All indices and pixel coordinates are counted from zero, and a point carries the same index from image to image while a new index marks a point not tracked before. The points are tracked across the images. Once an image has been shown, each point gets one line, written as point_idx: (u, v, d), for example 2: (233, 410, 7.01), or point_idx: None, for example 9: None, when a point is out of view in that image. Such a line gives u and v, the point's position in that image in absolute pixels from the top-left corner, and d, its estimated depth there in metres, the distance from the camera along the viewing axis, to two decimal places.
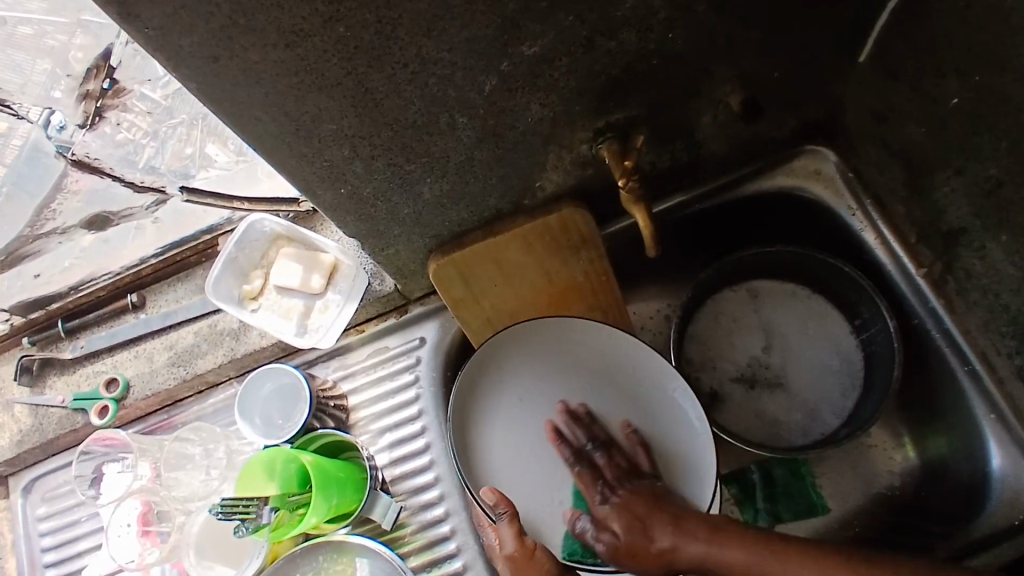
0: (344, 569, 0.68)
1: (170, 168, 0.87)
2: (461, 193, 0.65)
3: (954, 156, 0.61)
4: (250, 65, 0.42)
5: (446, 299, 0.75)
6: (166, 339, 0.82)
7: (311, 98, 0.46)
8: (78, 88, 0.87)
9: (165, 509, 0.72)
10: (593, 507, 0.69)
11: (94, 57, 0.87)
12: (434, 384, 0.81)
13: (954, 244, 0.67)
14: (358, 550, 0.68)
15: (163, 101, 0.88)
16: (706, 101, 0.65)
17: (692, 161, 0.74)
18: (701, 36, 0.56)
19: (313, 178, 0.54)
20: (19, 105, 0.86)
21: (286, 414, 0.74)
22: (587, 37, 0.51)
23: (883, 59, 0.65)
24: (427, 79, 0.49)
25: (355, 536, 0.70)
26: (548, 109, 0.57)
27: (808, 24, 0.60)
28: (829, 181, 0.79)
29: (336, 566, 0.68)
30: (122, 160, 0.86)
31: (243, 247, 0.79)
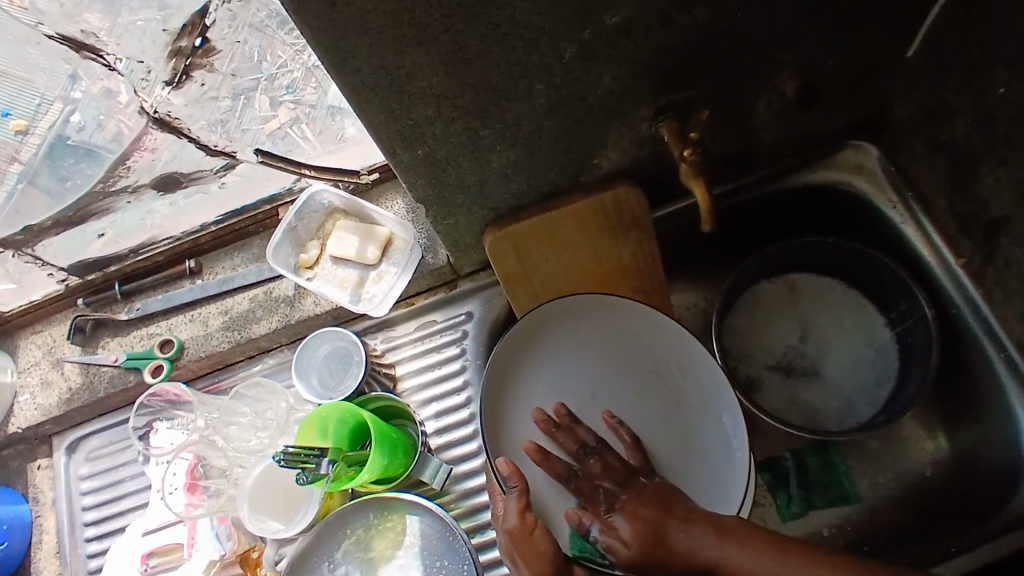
0: (394, 526, 0.71)
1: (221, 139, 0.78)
2: (526, 164, 0.67)
3: (1001, 145, 0.64)
4: (361, 14, 0.45)
5: (499, 272, 0.77)
6: (221, 304, 0.84)
7: (409, 54, 0.49)
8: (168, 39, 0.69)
9: (221, 464, 0.74)
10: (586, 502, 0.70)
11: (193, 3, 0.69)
12: (480, 358, 0.83)
13: (996, 233, 0.69)
14: (408, 508, 0.71)
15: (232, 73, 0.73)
16: (763, 85, 0.68)
17: (743, 149, 0.77)
18: (767, 19, 0.59)
19: (395, 138, 0.57)
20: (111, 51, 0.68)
21: (342, 376, 0.76)
22: (665, 10, 0.54)
23: (933, 52, 0.68)
24: (515, 43, 0.52)
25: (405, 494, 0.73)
26: (619, 82, 0.60)
27: (866, 13, 0.63)
28: (871, 175, 0.81)
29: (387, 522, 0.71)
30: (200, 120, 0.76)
31: (302, 217, 0.81)
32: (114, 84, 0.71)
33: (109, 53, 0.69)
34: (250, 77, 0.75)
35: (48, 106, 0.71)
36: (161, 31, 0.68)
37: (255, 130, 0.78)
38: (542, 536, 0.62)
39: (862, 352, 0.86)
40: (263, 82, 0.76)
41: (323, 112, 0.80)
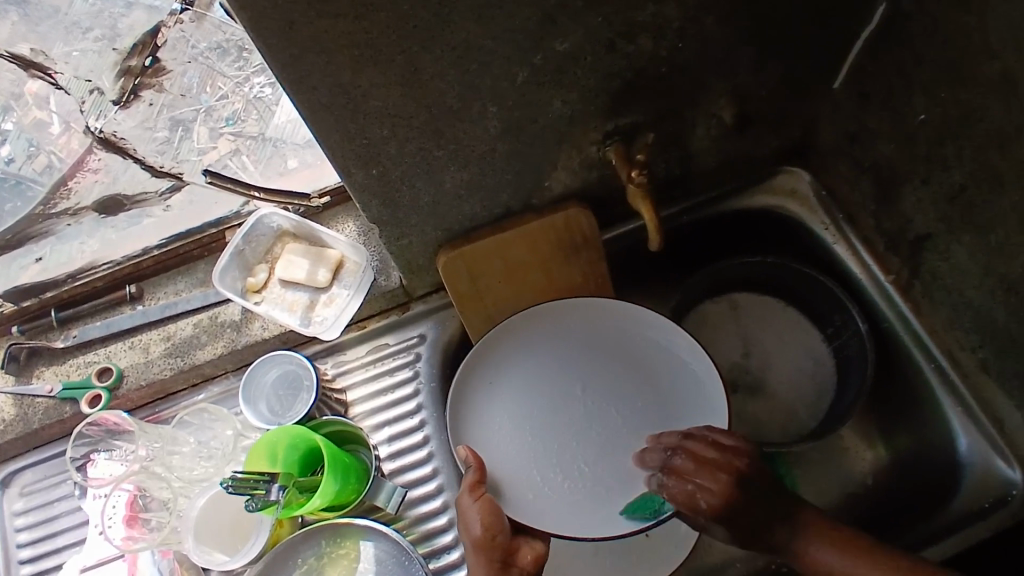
0: (348, 552, 0.70)
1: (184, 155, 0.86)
2: (479, 185, 0.69)
3: (922, 167, 0.69)
4: (320, 34, 0.46)
5: (452, 294, 0.77)
6: (163, 331, 0.81)
7: (368, 72, 0.50)
8: (118, 63, 0.88)
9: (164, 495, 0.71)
10: (590, 464, 0.71)
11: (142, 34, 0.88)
12: (434, 380, 0.83)
13: (921, 248, 0.74)
14: (362, 533, 0.70)
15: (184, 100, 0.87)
16: (702, 112, 0.71)
17: (685, 172, 0.81)
18: (707, 48, 0.63)
19: (351, 157, 0.58)
20: (63, 74, 0.87)
21: (291, 401, 0.74)
22: (611, 38, 0.57)
23: (856, 84, 0.73)
24: (470, 65, 0.53)
25: (359, 519, 0.71)
26: (568, 106, 0.63)
27: (795, 46, 0.68)
28: (804, 199, 0.87)
29: (340, 549, 0.70)
30: (151, 142, 0.86)
31: (249, 241, 0.80)
32: (45, 116, 0.86)
33: (61, 72, 0.87)
34: (190, 108, 0.87)
35: None
36: (113, 51, 0.87)
37: (191, 160, 0.86)
38: (482, 505, 0.62)
39: (803, 367, 0.90)
40: (201, 113, 0.87)
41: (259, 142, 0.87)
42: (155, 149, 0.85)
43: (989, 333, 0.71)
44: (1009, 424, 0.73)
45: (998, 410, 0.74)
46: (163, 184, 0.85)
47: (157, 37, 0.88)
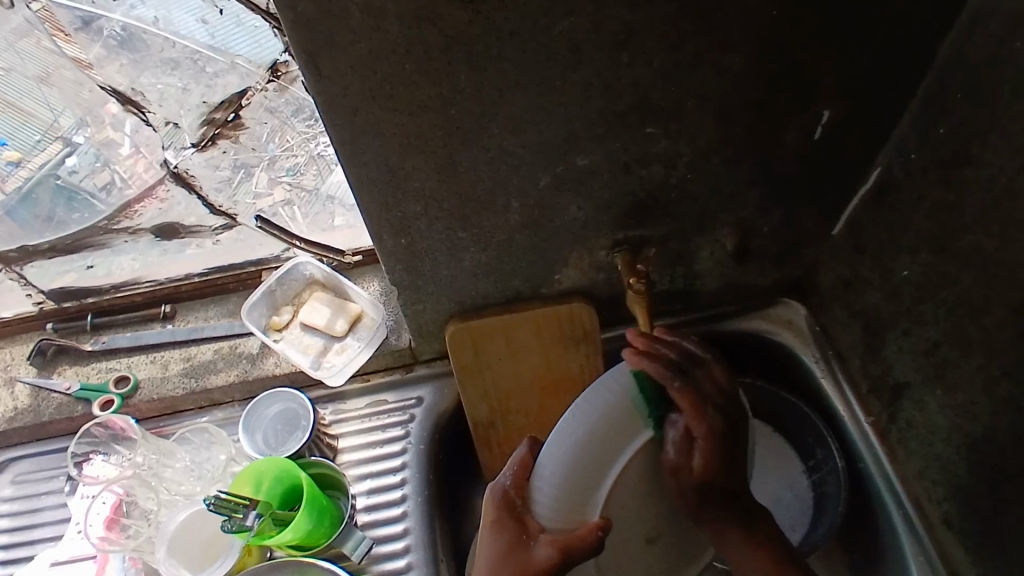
0: None
1: (253, 203, 0.84)
2: (494, 269, 0.75)
3: (903, 319, 0.74)
4: (378, 121, 0.55)
5: (454, 362, 0.83)
6: (185, 352, 0.88)
7: (411, 157, 0.58)
8: (202, 110, 0.75)
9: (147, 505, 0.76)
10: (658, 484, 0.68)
11: (231, 92, 0.74)
12: (423, 443, 0.87)
13: (898, 395, 0.78)
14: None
15: (250, 142, 0.79)
16: (707, 237, 0.78)
17: (687, 288, 0.87)
18: (714, 183, 0.71)
19: (385, 225, 0.65)
20: (150, 113, 0.74)
21: (285, 438, 0.79)
22: (627, 162, 0.65)
23: (851, 235, 0.80)
24: (500, 164, 0.61)
25: (323, 562, 0.74)
26: (584, 212, 0.70)
27: (797, 192, 0.75)
28: (799, 331, 0.92)
29: None
30: (223, 188, 0.82)
31: (282, 283, 0.88)
32: (117, 137, 0.77)
33: (151, 111, 0.75)
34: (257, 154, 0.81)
35: (47, 145, 0.77)
36: (201, 103, 0.74)
37: (246, 203, 0.84)
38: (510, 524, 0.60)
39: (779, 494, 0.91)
40: (265, 160, 0.81)
41: (316, 198, 0.86)
42: (223, 195, 0.83)
43: (954, 488, 0.73)
44: None
45: (958, 568, 0.74)
46: (218, 223, 0.86)
47: (244, 96, 0.75)
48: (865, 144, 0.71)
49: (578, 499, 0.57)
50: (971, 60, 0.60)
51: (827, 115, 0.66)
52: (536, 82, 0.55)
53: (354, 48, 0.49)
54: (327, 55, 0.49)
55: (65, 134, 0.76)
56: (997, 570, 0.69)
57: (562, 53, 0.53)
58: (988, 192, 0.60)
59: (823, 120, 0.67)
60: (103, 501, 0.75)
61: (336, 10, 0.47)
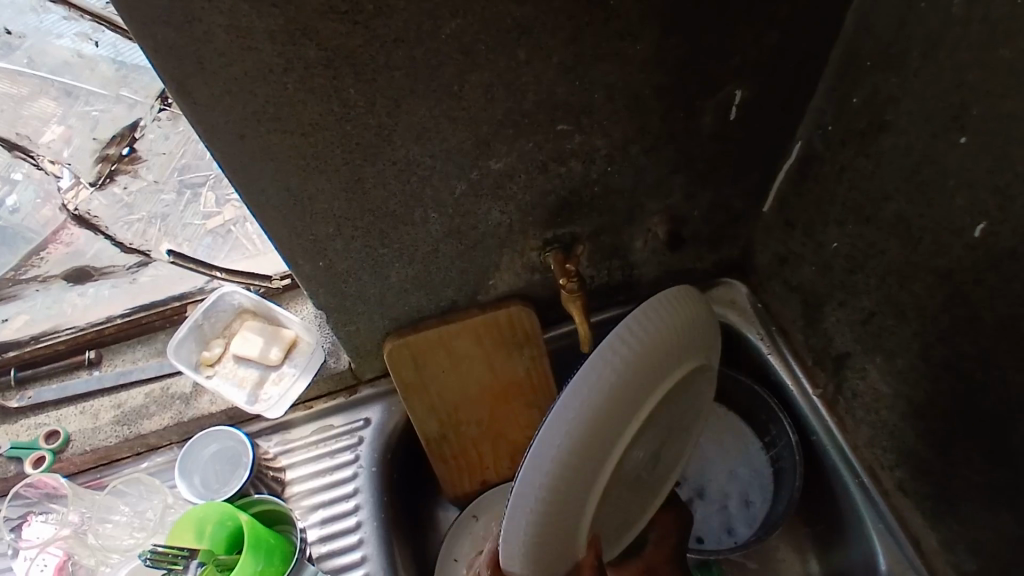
0: None
1: (194, 231, 0.88)
2: (424, 281, 0.73)
3: (838, 290, 0.74)
4: (270, 145, 0.52)
5: (397, 380, 0.81)
6: (116, 398, 0.84)
7: (312, 178, 0.56)
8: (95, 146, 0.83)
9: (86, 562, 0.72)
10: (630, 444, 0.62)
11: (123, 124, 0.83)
12: (374, 465, 0.84)
13: (842, 367, 0.78)
14: None
15: (179, 166, 0.87)
16: (638, 227, 0.77)
17: (626, 279, 0.86)
18: (635, 173, 0.69)
19: (299, 250, 0.63)
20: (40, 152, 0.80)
21: (225, 478, 0.75)
22: (543, 161, 0.63)
23: (781, 210, 0.79)
24: (410, 176, 0.59)
25: None
26: (507, 216, 0.68)
27: (722, 173, 0.74)
28: (742, 310, 0.92)
29: None
30: (162, 217, 0.87)
31: (209, 317, 0.84)
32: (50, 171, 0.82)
33: (40, 154, 0.80)
34: (199, 176, 0.88)
35: None
36: (92, 137, 0.82)
37: (195, 224, 0.88)
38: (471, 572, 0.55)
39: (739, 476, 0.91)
40: (211, 181, 0.89)
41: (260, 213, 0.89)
42: (151, 226, 0.86)
43: (904, 454, 0.72)
44: (926, 547, 0.73)
45: (917, 533, 0.74)
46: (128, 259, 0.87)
47: (135, 128, 0.84)
48: (782, 120, 0.71)
49: (546, 545, 0.51)
50: (874, 27, 0.59)
51: (740, 95, 0.65)
52: (432, 90, 0.52)
53: (227, 72, 0.46)
54: (199, 82, 0.46)
55: (4, 172, 0.82)
56: (954, 532, 0.69)
57: (454, 57, 0.51)
58: (905, 159, 0.59)
59: (736, 100, 0.66)
60: (43, 565, 0.71)
61: (200, 34, 0.44)
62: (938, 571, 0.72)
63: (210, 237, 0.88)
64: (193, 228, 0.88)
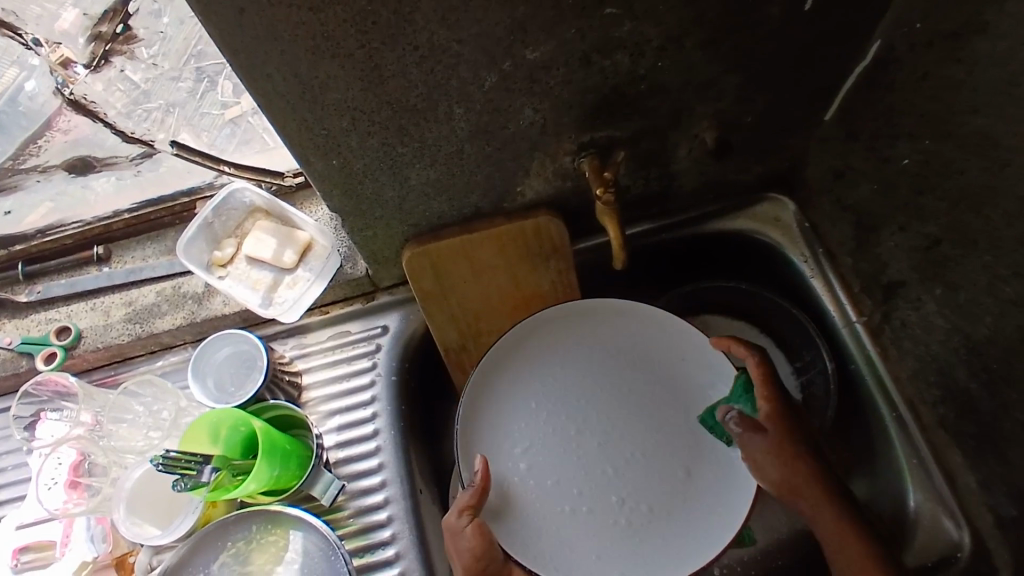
0: (277, 540, 0.70)
1: (208, 128, 0.81)
2: (447, 186, 0.68)
3: (900, 214, 0.68)
4: (274, 22, 0.45)
5: (416, 290, 0.77)
6: (126, 295, 0.81)
7: (323, 62, 0.49)
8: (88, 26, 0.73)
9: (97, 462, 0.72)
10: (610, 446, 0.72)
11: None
12: (392, 374, 0.82)
13: (892, 295, 0.72)
14: (293, 523, 0.70)
15: (189, 45, 0.78)
16: (683, 132, 0.70)
17: (663, 189, 0.80)
18: (688, 70, 0.61)
19: (309, 147, 0.57)
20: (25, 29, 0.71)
21: (239, 383, 0.74)
22: (585, 51, 0.55)
23: (844, 119, 0.72)
24: (433, 65, 0.52)
25: (292, 508, 0.71)
26: (540, 115, 0.61)
27: (783, 75, 0.66)
28: (786, 228, 0.85)
29: (269, 536, 0.69)
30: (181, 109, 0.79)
31: (220, 214, 0.80)
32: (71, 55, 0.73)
33: (26, 32, 0.71)
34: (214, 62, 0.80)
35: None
36: (82, 13, 0.72)
37: (212, 114, 0.81)
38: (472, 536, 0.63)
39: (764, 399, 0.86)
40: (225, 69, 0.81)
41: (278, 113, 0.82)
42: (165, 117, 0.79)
43: (949, 389, 0.68)
44: (961, 488, 0.70)
45: (953, 472, 0.71)
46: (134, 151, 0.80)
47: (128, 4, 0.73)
48: (862, 14, 0.61)
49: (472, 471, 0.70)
50: None
51: None
52: None
53: None
54: None
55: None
56: (995, 476, 0.66)
57: None
58: (1006, 64, 0.51)
59: None
60: (57, 462, 0.71)
61: None
62: (971, 511, 0.70)
63: (220, 135, 0.81)
64: (210, 124, 0.81)
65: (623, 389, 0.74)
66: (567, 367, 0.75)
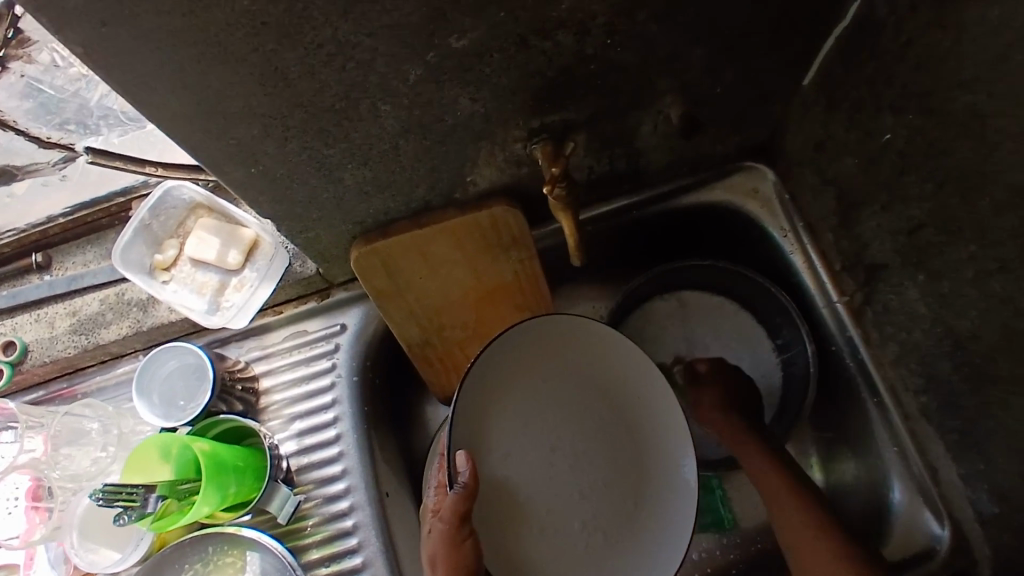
0: (233, 561, 0.69)
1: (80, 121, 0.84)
2: (388, 182, 0.62)
3: (883, 193, 0.62)
4: (146, 33, 0.39)
5: (370, 289, 0.73)
6: (70, 305, 0.76)
7: (216, 70, 0.43)
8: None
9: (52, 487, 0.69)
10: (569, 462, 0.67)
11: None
12: (353, 374, 0.79)
13: (875, 277, 0.68)
14: (249, 544, 0.68)
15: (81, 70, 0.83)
16: (645, 110, 0.64)
17: (630, 167, 0.74)
18: (643, 46, 0.55)
19: (221, 155, 0.51)
20: None
21: (189, 396, 0.71)
22: (521, 35, 0.49)
23: (824, 86, 0.65)
24: (345, 64, 0.46)
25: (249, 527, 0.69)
26: (480, 104, 0.55)
27: (753, 43, 0.59)
28: (765, 200, 0.80)
29: (225, 558, 0.68)
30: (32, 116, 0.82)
31: (157, 214, 0.75)
32: None
33: None
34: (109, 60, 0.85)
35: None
36: None
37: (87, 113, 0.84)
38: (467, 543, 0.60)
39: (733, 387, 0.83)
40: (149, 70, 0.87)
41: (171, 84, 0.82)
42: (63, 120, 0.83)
43: (933, 379, 0.65)
44: (943, 478, 0.68)
45: (935, 461, 0.68)
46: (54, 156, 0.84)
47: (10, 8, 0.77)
48: None
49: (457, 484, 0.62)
50: None
51: None
52: None
53: None
54: None
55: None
56: (979, 470, 0.63)
57: None
58: (1000, 37, 0.44)
59: None
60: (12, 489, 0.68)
61: None
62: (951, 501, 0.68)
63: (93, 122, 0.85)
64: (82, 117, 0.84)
65: (579, 400, 0.68)
66: (532, 377, 0.67)
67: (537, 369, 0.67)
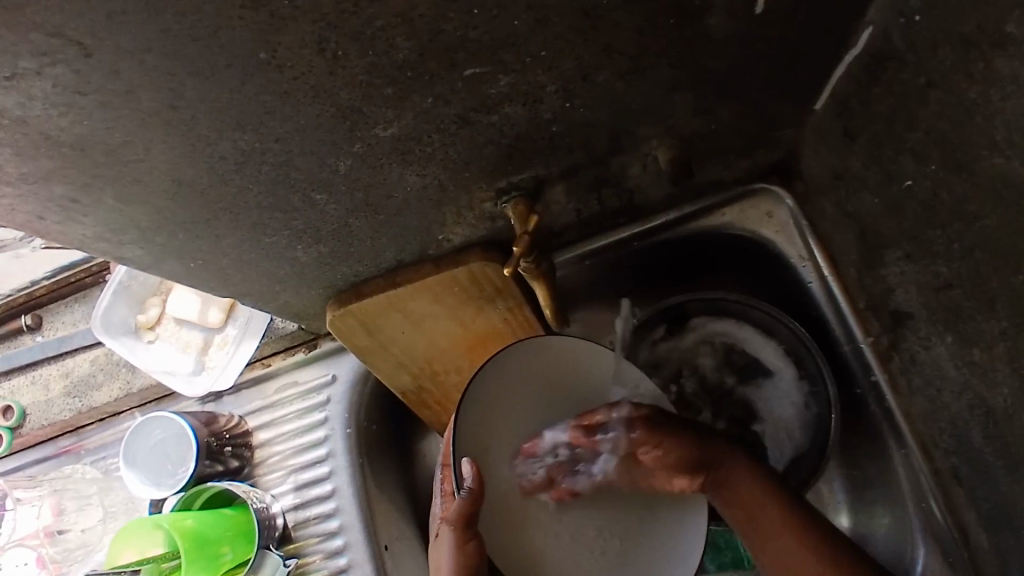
0: None
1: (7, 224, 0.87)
2: (348, 253, 0.57)
3: (907, 240, 0.54)
4: (18, 173, 0.35)
5: (350, 346, 0.69)
6: (62, 366, 0.78)
7: (114, 192, 0.39)
8: None
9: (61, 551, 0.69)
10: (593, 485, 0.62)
11: None
12: (346, 426, 0.76)
13: (901, 325, 0.60)
14: None
15: None
16: (629, 155, 0.57)
17: (624, 203, 0.67)
18: (612, 102, 0.47)
19: (152, 257, 0.48)
20: None
21: (178, 459, 0.72)
22: (458, 115, 0.42)
23: (839, 113, 0.56)
24: (259, 167, 0.41)
25: None
26: (430, 179, 0.49)
27: (747, 80, 0.51)
28: (780, 225, 0.71)
29: None
30: None
31: (136, 274, 0.74)
32: None
33: None
34: None
35: None
36: None
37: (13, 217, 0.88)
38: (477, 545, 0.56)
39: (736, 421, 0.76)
40: None
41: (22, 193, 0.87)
42: None
43: (967, 445, 0.57)
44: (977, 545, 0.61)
45: (967, 527, 0.61)
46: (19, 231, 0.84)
47: None
48: None
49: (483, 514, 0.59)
50: None
51: None
52: (226, 66, 0.33)
53: None
54: None
55: None
56: (1015, 547, 0.56)
57: (236, 14, 0.30)
58: None
59: None
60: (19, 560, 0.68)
61: None
62: None
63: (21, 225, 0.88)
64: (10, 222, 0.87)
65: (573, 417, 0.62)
66: (511, 405, 0.60)
67: (509, 392, 0.59)
